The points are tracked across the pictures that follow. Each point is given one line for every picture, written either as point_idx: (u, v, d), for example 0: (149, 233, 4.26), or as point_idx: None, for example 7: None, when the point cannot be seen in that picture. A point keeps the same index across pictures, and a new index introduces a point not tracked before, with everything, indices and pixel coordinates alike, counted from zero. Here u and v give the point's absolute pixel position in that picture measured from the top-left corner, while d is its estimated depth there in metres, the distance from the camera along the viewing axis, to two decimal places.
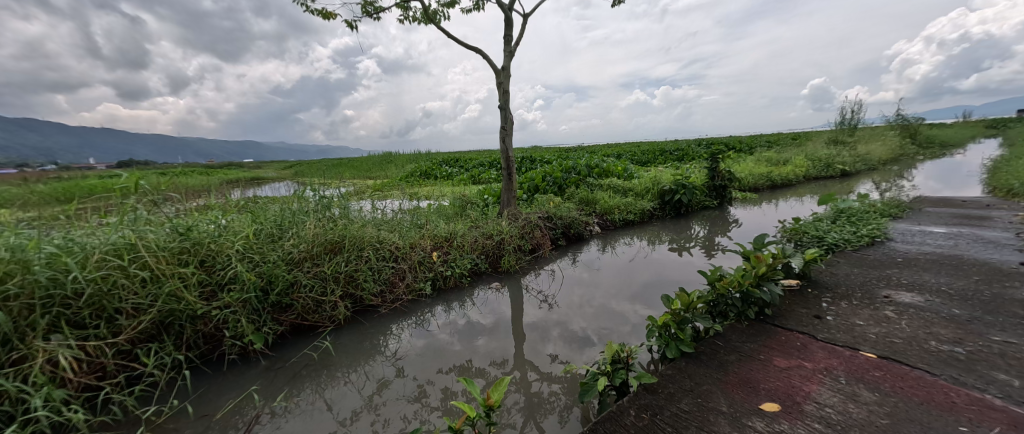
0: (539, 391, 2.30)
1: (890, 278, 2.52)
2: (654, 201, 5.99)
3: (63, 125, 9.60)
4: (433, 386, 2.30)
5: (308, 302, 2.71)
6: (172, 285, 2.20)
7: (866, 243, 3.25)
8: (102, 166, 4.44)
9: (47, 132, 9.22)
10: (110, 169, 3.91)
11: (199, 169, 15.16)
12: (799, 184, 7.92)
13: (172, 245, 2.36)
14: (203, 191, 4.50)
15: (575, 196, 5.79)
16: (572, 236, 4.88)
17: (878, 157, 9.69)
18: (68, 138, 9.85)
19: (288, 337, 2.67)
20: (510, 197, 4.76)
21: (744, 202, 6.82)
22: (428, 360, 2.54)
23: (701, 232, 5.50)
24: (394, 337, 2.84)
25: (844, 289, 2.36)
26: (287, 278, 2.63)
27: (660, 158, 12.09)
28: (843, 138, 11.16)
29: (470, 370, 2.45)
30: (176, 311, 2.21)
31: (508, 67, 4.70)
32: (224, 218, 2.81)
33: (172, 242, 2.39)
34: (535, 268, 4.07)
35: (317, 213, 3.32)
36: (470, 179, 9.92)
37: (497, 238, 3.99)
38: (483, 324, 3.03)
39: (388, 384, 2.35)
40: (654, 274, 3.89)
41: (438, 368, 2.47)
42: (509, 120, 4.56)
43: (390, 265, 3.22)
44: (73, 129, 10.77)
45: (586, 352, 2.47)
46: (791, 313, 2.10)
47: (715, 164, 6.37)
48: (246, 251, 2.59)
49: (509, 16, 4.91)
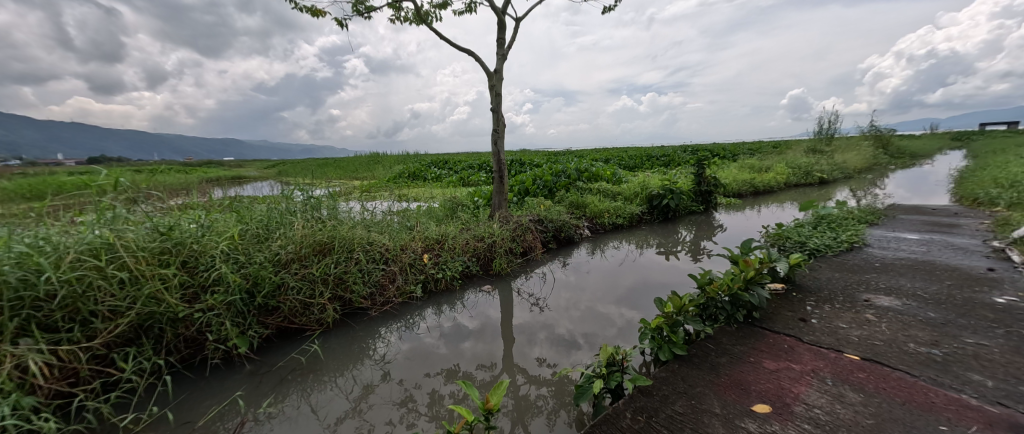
0: (527, 394, 2.30)
1: (869, 282, 2.62)
2: (643, 205, 6.09)
3: (30, 119, 9.17)
4: (421, 390, 2.28)
5: (295, 304, 2.65)
6: (153, 286, 2.11)
7: (846, 249, 3.37)
8: (73, 162, 4.27)
9: (13, 125, 8.80)
10: (83, 166, 3.77)
11: (177, 167, 14.71)
12: (780, 191, 8.15)
13: (153, 245, 2.27)
14: (183, 188, 4.36)
15: (565, 199, 5.83)
16: (563, 239, 4.91)
17: (853, 166, 10.07)
18: (34, 132, 9.41)
19: (274, 340, 2.60)
20: (502, 200, 4.77)
21: (729, 208, 6.98)
22: (417, 364, 2.52)
23: (687, 236, 5.61)
24: (384, 340, 2.81)
25: (826, 293, 2.44)
26: (274, 280, 2.55)
27: (647, 163, 12.27)
28: (822, 147, 11.52)
29: (458, 374, 2.44)
30: (156, 313, 2.13)
31: (501, 69, 4.72)
32: (208, 218, 2.72)
33: (154, 242, 2.31)
34: (525, 271, 4.08)
35: (305, 213, 3.25)
36: (459, 181, 9.89)
37: (488, 240, 3.98)
38: (473, 327, 3.01)
39: (376, 389, 2.32)
40: (643, 277, 3.95)
41: (426, 372, 2.44)
42: (501, 123, 4.57)
43: (380, 267, 3.17)
44: (41, 123, 10.34)
45: (577, 356, 2.48)
46: (777, 316, 2.15)
47: (702, 169, 6.50)
48: (231, 252, 2.51)
49: (502, 20, 4.93)
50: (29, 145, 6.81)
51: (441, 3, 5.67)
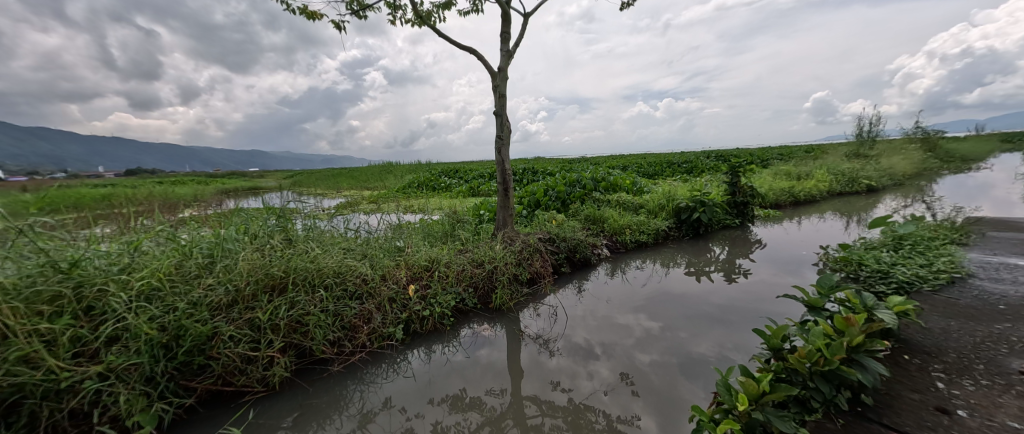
0: (540, 426, 2.08)
1: (1009, 338, 1.86)
2: (669, 219, 5.38)
3: (61, 137, 9.47)
4: (423, 420, 2.15)
5: (234, 359, 2.24)
6: (25, 346, 1.78)
7: (946, 282, 2.56)
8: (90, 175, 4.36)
9: (47, 140, 9.08)
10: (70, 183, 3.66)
11: (198, 177, 14.98)
12: (824, 200, 7.26)
13: (44, 290, 1.98)
14: (168, 208, 4.11)
15: (580, 212, 5.21)
16: (577, 261, 4.24)
17: (904, 171, 9.06)
18: (63, 143, 9.66)
19: (200, 410, 2.19)
20: (507, 216, 4.13)
21: (766, 220, 6.19)
22: (421, 389, 2.40)
23: (722, 253, 4.85)
24: (363, 388, 2.45)
25: (955, 358, 1.72)
26: (200, 329, 2.15)
27: (669, 170, 11.55)
28: (866, 151, 10.54)
29: (464, 401, 2.30)
30: (28, 384, 1.79)
31: (505, 68, 4.14)
32: (137, 250, 2.46)
33: (48, 283, 2.02)
34: (532, 303, 3.44)
35: (266, 238, 2.91)
36: (468, 191, 9.40)
37: (488, 266, 3.39)
38: (484, 335, 2.96)
39: (372, 418, 2.20)
40: (664, 296, 3.47)
41: (429, 397, 2.33)
42: (505, 128, 3.97)
43: (352, 305, 2.72)
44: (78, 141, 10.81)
45: (590, 367, 2.45)
46: (899, 403, 1.46)
47: (736, 178, 5.75)
48: (151, 295, 2.19)
49: (508, 13, 4.37)
50: (65, 160, 7.17)
51: (443, 1, 5.17)
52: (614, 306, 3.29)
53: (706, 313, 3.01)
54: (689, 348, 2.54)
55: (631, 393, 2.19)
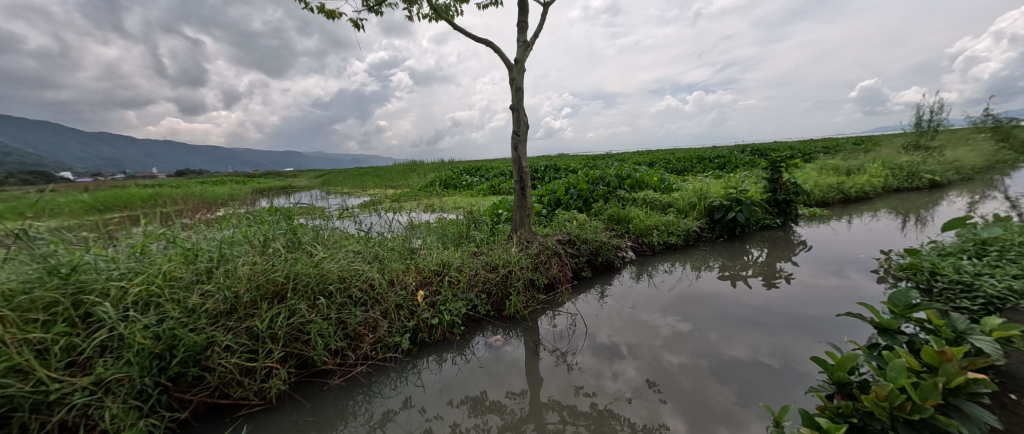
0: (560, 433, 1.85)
1: None
2: (701, 219, 4.99)
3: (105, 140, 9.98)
4: (441, 421, 2.02)
5: (230, 369, 2.11)
6: (15, 356, 1.69)
7: None
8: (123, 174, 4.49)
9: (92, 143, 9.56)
10: None
11: (232, 177, 15.58)
12: (878, 197, 6.59)
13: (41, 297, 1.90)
14: (188, 209, 4.14)
15: (603, 212, 4.90)
16: (600, 264, 3.95)
17: (972, 164, 8.12)
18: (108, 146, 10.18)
19: (194, 425, 2.07)
20: (524, 216, 3.88)
21: (811, 220, 5.65)
22: (440, 391, 2.27)
23: (761, 256, 4.42)
24: (368, 400, 2.29)
25: None
26: (196, 339, 2.03)
27: (700, 166, 10.95)
28: (925, 144, 9.63)
29: (484, 403, 2.14)
30: (16, 396, 1.69)
31: (522, 59, 3.89)
32: (140, 253, 2.38)
33: (45, 289, 1.94)
34: (551, 310, 3.20)
35: (271, 239, 2.79)
36: (489, 190, 9.21)
37: (503, 270, 3.17)
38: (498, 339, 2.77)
39: (392, 417, 2.11)
40: (695, 298, 3.15)
41: (449, 398, 2.19)
42: (522, 123, 3.73)
43: (357, 313, 2.55)
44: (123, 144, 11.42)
45: (616, 367, 2.21)
46: None
47: (777, 174, 5.27)
48: (147, 301, 2.09)
49: (525, 2, 4.12)
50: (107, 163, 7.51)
51: None
52: (641, 307, 3.03)
53: (745, 317, 2.67)
54: (723, 351, 2.24)
55: (659, 399, 1.92)
